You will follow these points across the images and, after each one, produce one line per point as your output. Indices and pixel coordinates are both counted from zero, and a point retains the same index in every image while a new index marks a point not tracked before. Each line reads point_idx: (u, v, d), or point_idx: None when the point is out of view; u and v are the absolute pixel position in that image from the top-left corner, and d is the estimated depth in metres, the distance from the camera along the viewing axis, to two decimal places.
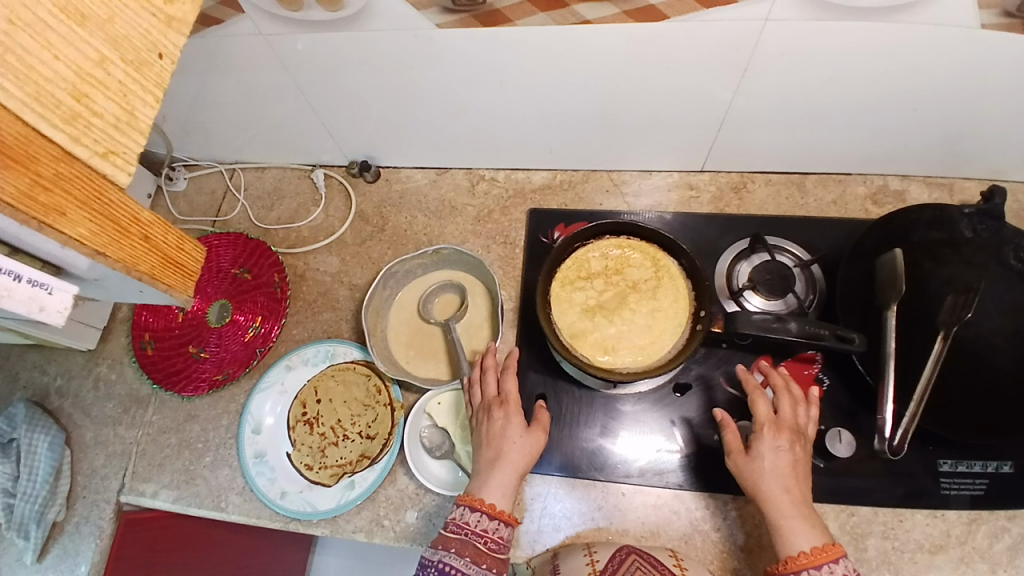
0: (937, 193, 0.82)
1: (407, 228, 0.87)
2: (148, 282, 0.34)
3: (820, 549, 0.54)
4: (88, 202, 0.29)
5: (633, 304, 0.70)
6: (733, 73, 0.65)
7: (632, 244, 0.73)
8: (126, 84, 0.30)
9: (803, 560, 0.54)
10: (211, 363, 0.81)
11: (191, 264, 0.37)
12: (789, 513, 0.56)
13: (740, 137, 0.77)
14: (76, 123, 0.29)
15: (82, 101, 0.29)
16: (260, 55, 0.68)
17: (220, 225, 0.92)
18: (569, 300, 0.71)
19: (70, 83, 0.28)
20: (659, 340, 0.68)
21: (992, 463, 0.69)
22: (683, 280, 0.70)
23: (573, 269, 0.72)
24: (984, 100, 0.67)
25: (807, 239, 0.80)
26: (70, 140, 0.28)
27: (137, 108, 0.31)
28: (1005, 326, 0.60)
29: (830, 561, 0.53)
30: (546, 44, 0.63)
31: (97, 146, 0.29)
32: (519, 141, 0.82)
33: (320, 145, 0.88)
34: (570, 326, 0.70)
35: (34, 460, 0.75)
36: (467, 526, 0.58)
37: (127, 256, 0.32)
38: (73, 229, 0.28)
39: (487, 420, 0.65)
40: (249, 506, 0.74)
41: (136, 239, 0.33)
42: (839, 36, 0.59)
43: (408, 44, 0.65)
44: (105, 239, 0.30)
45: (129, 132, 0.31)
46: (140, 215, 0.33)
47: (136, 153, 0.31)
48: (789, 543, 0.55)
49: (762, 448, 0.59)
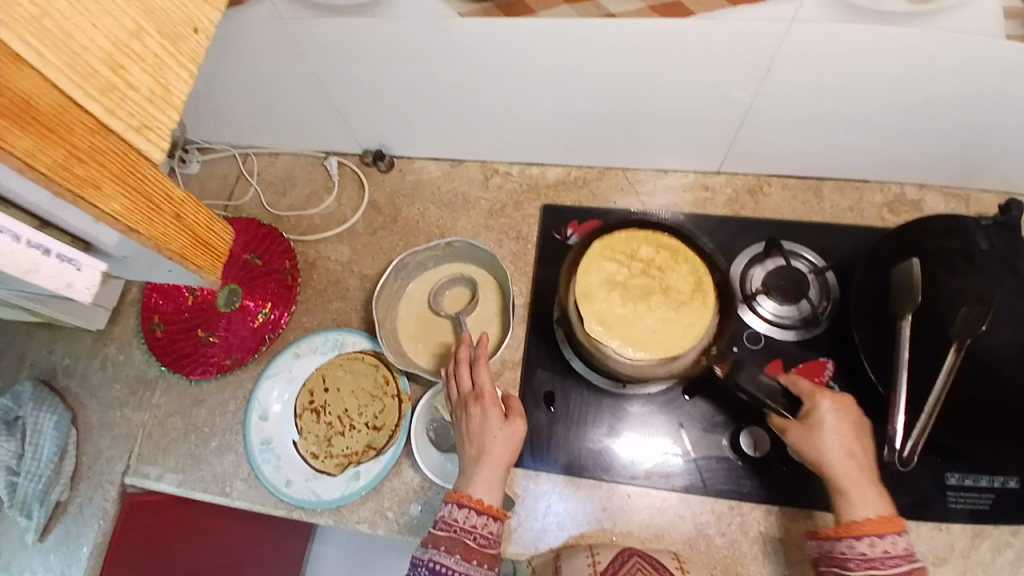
0: (954, 203, 0.81)
1: (420, 220, 0.87)
2: (177, 261, 0.33)
3: (880, 519, 0.55)
4: (121, 177, 0.29)
5: (654, 303, 0.67)
6: (756, 74, 0.65)
7: (685, 254, 0.69)
8: (161, 58, 0.30)
9: (866, 527, 0.55)
10: (219, 348, 0.81)
11: (218, 245, 0.37)
12: (853, 480, 0.57)
13: (758, 139, 0.77)
14: (112, 95, 0.28)
15: (118, 72, 0.28)
16: (279, 40, 0.68)
17: (231, 210, 0.91)
18: (598, 268, 0.69)
19: (106, 53, 0.28)
20: (654, 343, 0.65)
21: (998, 478, 0.69)
22: (713, 312, 0.66)
23: (620, 242, 0.70)
24: (1007, 110, 0.66)
25: (822, 244, 0.79)
26: (106, 112, 0.28)
27: (171, 83, 0.31)
28: (1014, 339, 0.64)
29: (893, 532, 0.54)
30: (567, 37, 0.62)
31: (131, 120, 0.29)
32: (535, 134, 0.81)
33: (335, 133, 0.87)
34: (584, 287, 0.68)
35: (39, 440, 0.75)
36: (456, 523, 0.58)
37: (157, 233, 0.31)
38: (106, 204, 0.28)
39: (466, 417, 0.65)
40: (253, 493, 0.74)
41: (167, 217, 0.32)
42: (864, 41, 0.58)
43: (429, 34, 0.64)
44: (136, 215, 0.30)
45: (163, 106, 0.30)
46: (172, 193, 0.33)
47: (169, 129, 0.31)
48: (854, 511, 0.56)
49: (822, 417, 0.59)
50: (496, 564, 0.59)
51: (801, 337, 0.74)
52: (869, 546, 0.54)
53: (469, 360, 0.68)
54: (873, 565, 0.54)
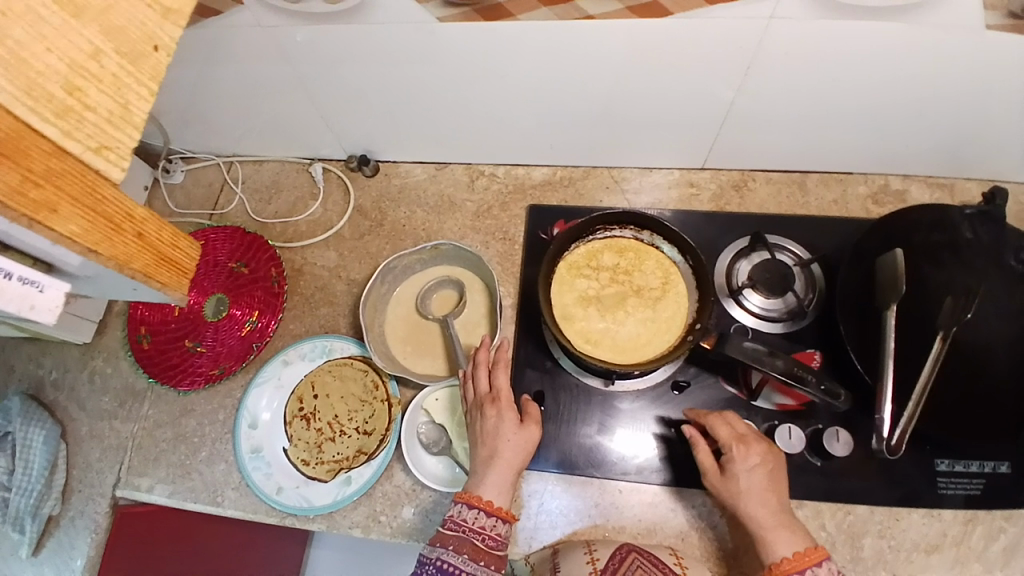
0: (938, 193, 0.82)
1: (406, 223, 0.87)
2: (141, 280, 0.33)
3: (802, 554, 0.56)
4: (80, 199, 0.29)
5: (629, 306, 0.71)
6: (737, 72, 0.65)
7: (647, 248, 0.74)
8: (120, 77, 0.30)
9: (785, 566, 0.56)
10: (207, 357, 0.81)
11: (186, 262, 0.37)
12: (771, 524, 0.58)
13: (742, 135, 0.77)
14: (69, 117, 0.28)
15: (75, 94, 0.28)
16: (257, 47, 0.68)
17: (216, 218, 0.91)
18: (570, 284, 0.73)
19: (63, 76, 0.28)
20: (643, 345, 0.69)
21: (989, 463, 0.69)
22: (686, 301, 0.71)
23: (584, 257, 0.74)
24: (988, 101, 0.67)
25: (807, 238, 0.79)
26: (62, 135, 0.28)
27: (132, 102, 0.30)
28: (1003, 331, 0.63)
29: (812, 565, 0.56)
30: (546, 39, 0.62)
31: (89, 141, 0.29)
32: (519, 136, 0.81)
33: (319, 139, 0.87)
34: (562, 308, 0.72)
35: (29, 454, 0.75)
36: (465, 523, 0.59)
37: (119, 254, 0.31)
38: (64, 226, 0.28)
39: (481, 417, 0.65)
40: (245, 501, 0.74)
41: (129, 236, 0.32)
42: (843, 36, 0.59)
43: (408, 37, 0.64)
44: (96, 236, 0.30)
45: (123, 126, 0.30)
46: (134, 212, 0.32)
47: (130, 149, 0.30)
48: (774, 553, 0.57)
49: (736, 469, 0.61)
50: (502, 565, 0.59)
51: (788, 330, 0.74)
52: None
53: (490, 363, 0.68)
54: None
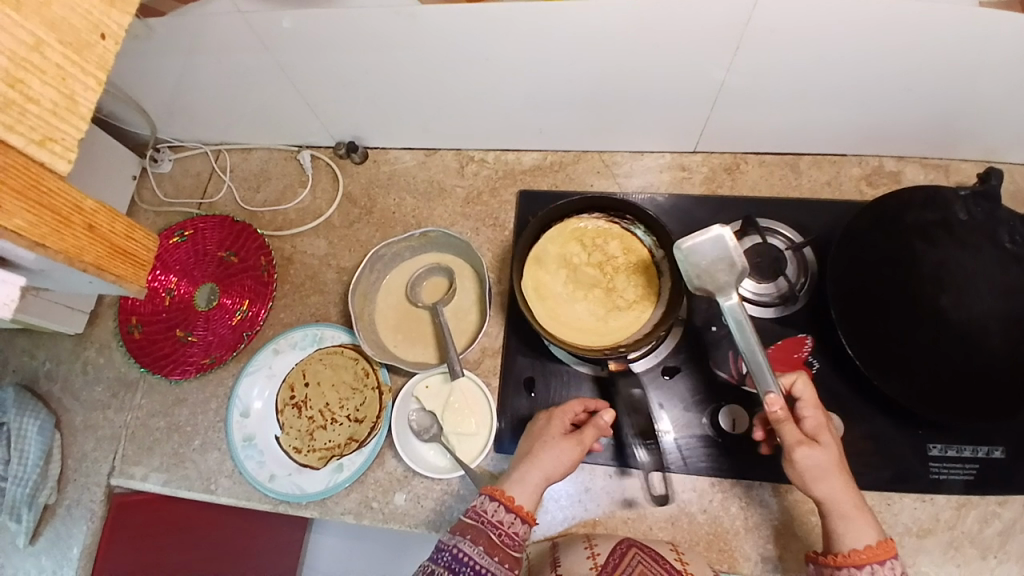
0: (933, 174, 0.81)
1: (396, 210, 0.86)
2: (94, 273, 0.34)
3: (879, 546, 0.55)
4: (23, 192, 0.30)
5: (594, 296, 0.72)
6: (725, 51, 0.64)
7: (651, 264, 0.72)
8: (64, 67, 0.31)
9: (864, 555, 0.55)
10: (198, 347, 0.81)
11: (142, 254, 0.38)
12: (851, 510, 0.56)
13: (734, 117, 0.76)
14: (11, 109, 0.29)
15: (17, 87, 0.29)
16: (240, 34, 0.67)
17: (206, 207, 0.90)
18: (565, 244, 0.73)
19: (4, 70, 0.29)
20: (577, 328, 0.70)
21: (983, 448, 0.70)
22: (641, 326, 0.70)
23: (593, 233, 0.74)
24: (981, 80, 0.66)
25: (801, 221, 0.78)
26: (4, 128, 0.29)
27: (78, 93, 0.32)
28: (996, 309, 0.64)
29: (888, 556, 0.54)
30: (531, 20, 0.61)
31: (33, 133, 0.30)
32: (507, 120, 0.80)
33: (306, 125, 0.86)
34: (542, 254, 0.73)
35: (24, 444, 0.76)
36: (484, 514, 0.60)
37: (68, 247, 0.32)
38: (7, 220, 0.29)
39: (539, 420, 0.68)
40: (239, 489, 0.75)
41: (80, 229, 0.33)
42: (834, 13, 0.57)
43: (391, 21, 0.63)
44: (43, 230, 0.31)
45: (68, 118, 0.32)
46: (83, 204, 0.33)
47: (75, 141, 0.32)
48: (844, 542, 0.56)
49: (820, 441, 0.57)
50: (518, 566, 0.59)
51: (781, 314, 0.74)
52: (870, 574, 0.54)
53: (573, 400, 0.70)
54: None
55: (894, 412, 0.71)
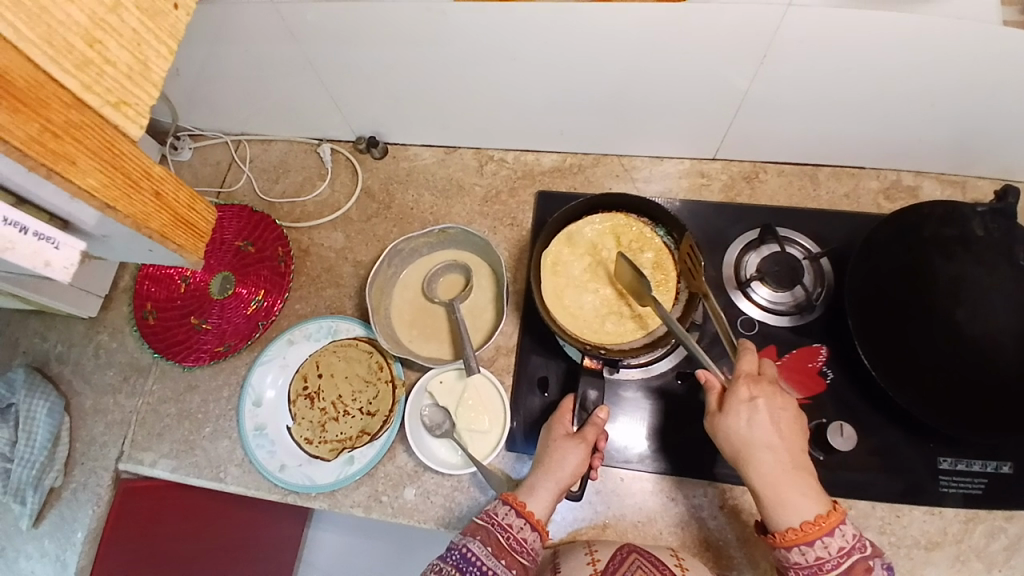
0: (950, 190, 0.81)
1: (414, 206, 0.86)
2: (158, 240, 0.35)
3: (816, 520, 0.52)
4: (98, 152, 0.31)
5: (607, 293, 0.72)
6: (752, 58, 0.64)
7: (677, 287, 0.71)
8: (139, 33, 0.32)
9: (793, 535, 0.53)
10: (212, 335, 0.81)
11: (199, 225, 0.39)
12: (778, 482, 0.54)
13: (755, 126, 0.76)
14: (88, 70, 0.30)
15: (95, 47, 0.30)
16: (270, 25, 0.67)
17: (224, 196, 0.91)
18: (603, 237, 0.73)
19: (84, 28, 0.30)
20: (575, 313, 0.71)
21: (992, 463, 0.69)
22: (632, 339, 0.69)
23: (634, 238, 0.73)
24: (1002, 98, 0.66)
25: (818, 232, 0.79)
26: (82, 87, 0.30)
27: (150, 59, 0.33)
28: (1010, 325, 0.65)
29: (820, 533, 0.52)
30: (560, 21, 0.62)
31: (109, 96, 0.31)
32: (528, 120, 0.81)
33: (328, 119, 0.86)
34: (576, 233, 0.74)
35: (33, 426, 0.75)
36: (495, 517, 0.61)
37: (136, 213, 0.33)
38: (82, 179, 0.30)
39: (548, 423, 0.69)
40: (248, 478, 0.74)
41: (146, 194, 0.34)
42: (864, 26, 0.58)
43: (422, 17, 0.63)
44: (114, 192, 0.32)
45: (141, 82, 0.32)
46: (151, 170, 0.34)
47: (147, 106, 0.33)
48: (782, 518, 0.53)
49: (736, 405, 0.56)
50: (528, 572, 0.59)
51: (796, 323, 0.74)
52: (801, 554, 0.52)
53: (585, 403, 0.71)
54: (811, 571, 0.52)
55: (908, 424, 0.71)
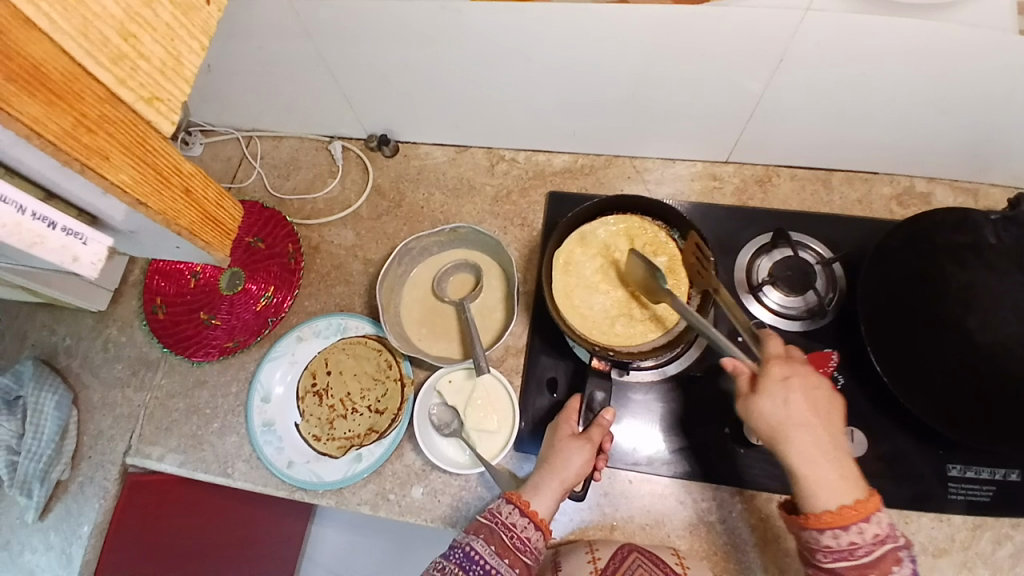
0: (963, 197, 0.81)
1: (424, 205, 0.86)
2: (187, 236, 0.37)
3: (854, 506, 0.52)
4: (130, 148, 0.31)
5: (619, 294, 0.72)
6: (767, 62, 0.64)
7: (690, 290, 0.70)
8: (172, 27, 0.32)
9: (826, 518, 0.52)
10: (222, 330, 0.81)
11: (227, 222, 0.41)
12: (816, 465, 0.53)
13: (769, 130, 0.76)
14: (122, 64, 0.30)
15: (130, 41, 0.30)
16: (284, 22, 0.67)
17: (235, 192, 0.91)
18: (616, 239, 0.73)
19: (119, 22, 0.30)
20: (586, 313, 0.71)
21: (1000, 471, 0.69)
22: (644, 341, 0.69)
23: (648, 241, 0.73)
24: (1018, 106, 0.66)
25: (830, 236, 0.78)
26: (116, 81, 0.30)
27: (183, 54, 0.33)
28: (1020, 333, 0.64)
29: (859, 518, 0.51)
30: (575, 22, 0.61)
31: (142, 91, 0.31)
32: (540, 121, 0.81)
33: (339, 117, 0.87)
34: (589, 234, 0.74)
35: (41, 419, 0.76)
36: (498, 516, 0.60)
37: (166, 208, 0.34)
38: (116, 175, 0.30)
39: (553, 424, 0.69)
40: (256, 474, 0.74)
41: (177, 190, 0.36)
42: (881, 33, 0.58)
43: (437, 16, 0.63)
44: (147, 188, 0.33)
45: (174, 78, 0.32)
46: (181, 167, 0.36)
47: (178, 102, 0.33)
48: (817, 501, 0.53)
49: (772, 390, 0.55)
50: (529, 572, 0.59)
51: (807, 328, 0.74)
52: (834, 538, 0.52)
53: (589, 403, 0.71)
54: (842, 556, 0.51)
55: (917, 431, 0.70)
